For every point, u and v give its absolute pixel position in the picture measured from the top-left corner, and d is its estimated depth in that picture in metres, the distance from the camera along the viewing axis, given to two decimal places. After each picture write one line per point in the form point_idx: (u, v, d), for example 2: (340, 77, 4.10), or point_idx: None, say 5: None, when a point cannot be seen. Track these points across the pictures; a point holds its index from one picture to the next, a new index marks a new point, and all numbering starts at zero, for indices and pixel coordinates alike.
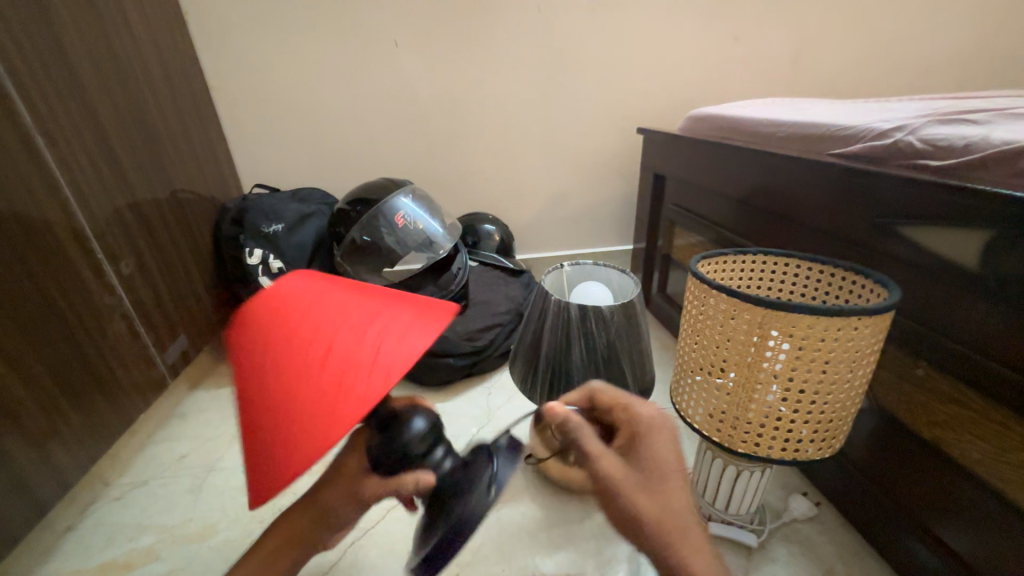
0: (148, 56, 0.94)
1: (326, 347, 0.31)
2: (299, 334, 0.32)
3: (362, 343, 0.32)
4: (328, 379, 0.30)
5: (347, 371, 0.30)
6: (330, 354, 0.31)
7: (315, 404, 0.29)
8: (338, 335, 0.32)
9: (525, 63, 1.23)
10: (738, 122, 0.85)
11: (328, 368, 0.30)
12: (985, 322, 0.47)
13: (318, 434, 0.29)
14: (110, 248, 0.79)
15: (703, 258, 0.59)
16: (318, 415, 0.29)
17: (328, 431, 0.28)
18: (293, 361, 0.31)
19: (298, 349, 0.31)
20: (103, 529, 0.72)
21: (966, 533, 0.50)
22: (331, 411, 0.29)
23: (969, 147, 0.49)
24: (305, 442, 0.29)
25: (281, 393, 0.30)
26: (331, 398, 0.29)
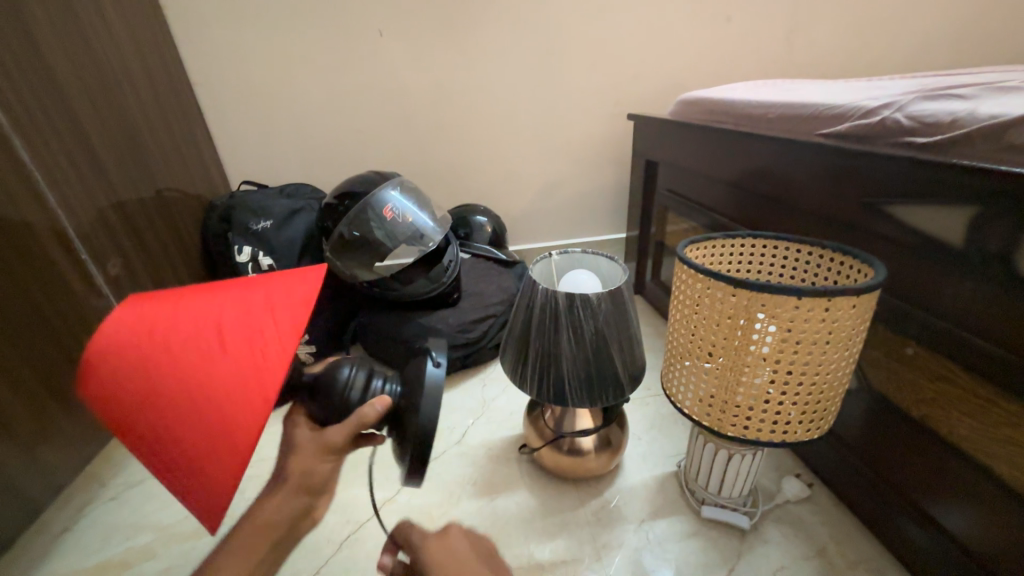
0: (127, 52, 0.92)
1: (192, 327, 0.28)
2: (146, 334, 0.28)
3: (238, 309, 0.30)
4: (217, 351, 0.28)
5: (234, 340, 0.28)
6: (202, 331, 0.28)
7: (215, 383, 0.27)
8: (204, 312, 0.29)
9: (513, 51, 1.21)
10: (727, 105, 0.84)
11: (208, 335, 0.28)
12: (972, 300, 0.46)
13: (244, 403, 0.27)
14: (95, 249, 0.78)
15: (690, 243, 0.58)
16: (231, 389, 0.27)
17: (256, 393, 0.27)
18: (155, 358, 0.27)
19: (157, 346, 0.27)
20: (100, 529, 0.72)
21: (956, 510, 0.51)
22: (245, 377, 0.27)
23: (955, 122, 0.48)
24: (231, 419, 0.27)
25: (163, 396, 0.27)
26: (236, 366, 0.28)
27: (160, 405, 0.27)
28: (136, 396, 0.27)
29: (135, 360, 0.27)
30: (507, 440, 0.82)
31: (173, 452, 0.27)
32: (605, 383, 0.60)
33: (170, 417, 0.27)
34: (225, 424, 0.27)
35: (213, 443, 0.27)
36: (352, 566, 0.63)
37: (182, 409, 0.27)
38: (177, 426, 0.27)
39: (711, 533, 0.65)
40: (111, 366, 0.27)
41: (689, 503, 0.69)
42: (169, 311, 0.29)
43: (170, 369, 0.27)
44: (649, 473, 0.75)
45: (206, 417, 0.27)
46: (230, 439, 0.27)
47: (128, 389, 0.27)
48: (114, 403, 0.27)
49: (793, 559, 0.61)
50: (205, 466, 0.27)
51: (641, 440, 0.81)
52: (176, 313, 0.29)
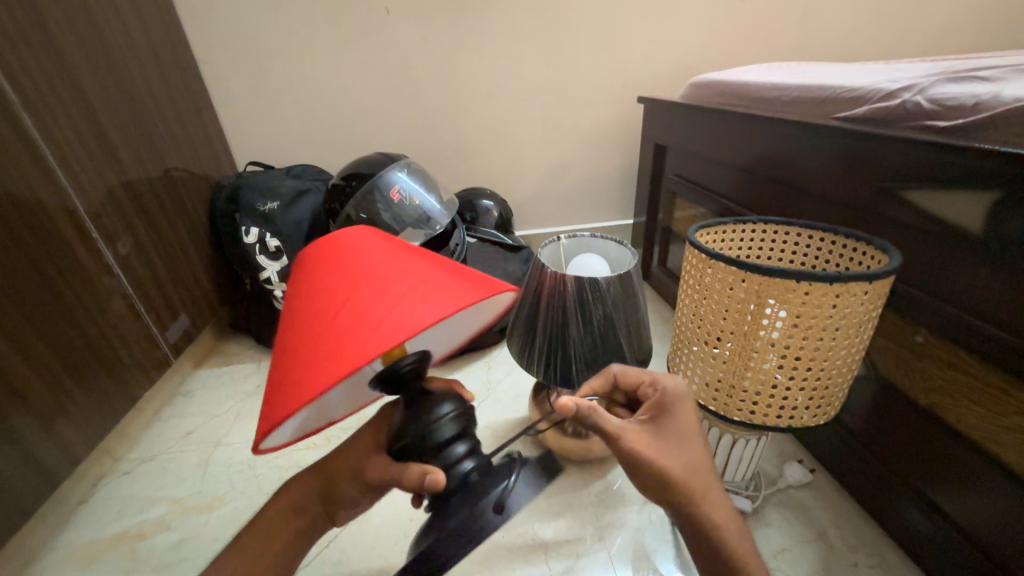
0: (133, 28, 0.91)
1: (371, 273, 0.31)
2: (347, 260, 0.32)
3: (401, 277, 0.31)
4: (361, 300, 0.30)
5: (378, 299, 0.30)
6: (374, 280, 0.31)
7: (342, 328, 0.29)
8: (386, 264, 0.32)
9: (522, 31, 1.18)
10: (741, 87, 0.82)
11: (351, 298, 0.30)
12: (987, 288, 0.46)
13: (344, 356, 0.27)
14: (105, 228, 0.78)
15: (701, 227, 0.58)
16: (342, 340, 0.28)
17: (350, 356, 0.27)
18: (336, 282, 0.31)
19: (343, 275, 0.31)
20: (116, 500, 0.74)
21: (959, 497, 0.51)
22: (357, 337, 0.28)
23: (978, 105, 0.47)
24: (324, 364, 0.27)
25: (303, 325, 0.30)
26: (359, 322, 0.28)
27: (310, 319, 0.30)
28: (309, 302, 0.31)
29: (330, 278, 0.32)
30: (512, 422, 0.83)
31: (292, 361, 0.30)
32: None
33: (306, 333, 0.30)
34: (318, 363, 0.28)
35: (305, 373, 0.28)
36: (360, 540, 0.64)
37: (316, 333, 0.29)
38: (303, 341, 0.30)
39: None
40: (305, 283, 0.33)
41: None
42: (373, 252, 0.33)
43: (320, 305, 0.31)
44: None
45: (317, 349, 0.28)
46: (311, 377, 0.27)
47: (309, 295, 0.32)
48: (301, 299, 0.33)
49: (794, 541, 0.62)
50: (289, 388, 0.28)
51: None
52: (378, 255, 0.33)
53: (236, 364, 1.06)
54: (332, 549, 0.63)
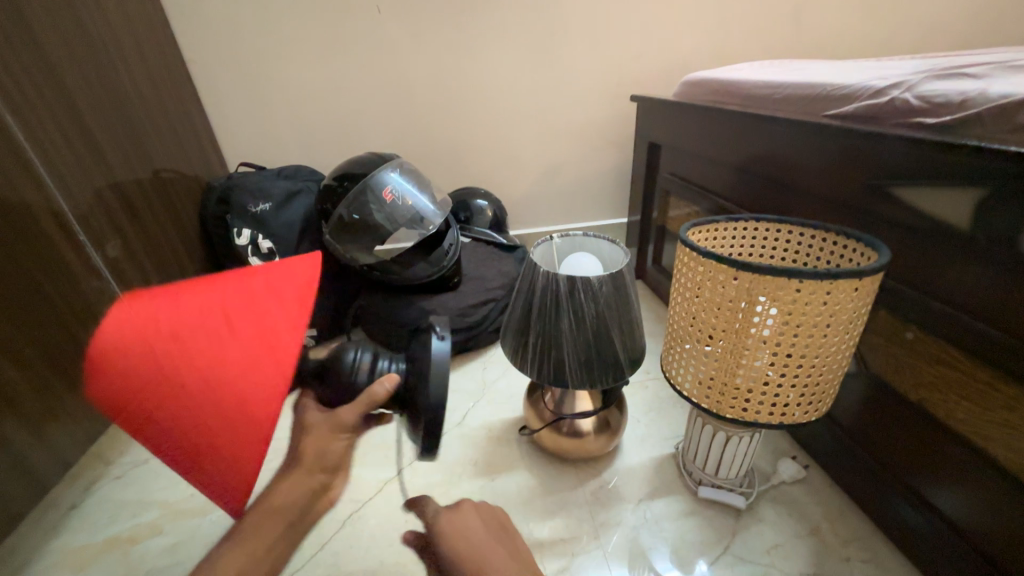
0: (119, 27, 0.90)
1: (200, 324, 0.27)
2: (143, 326, 0.26)
3: (244, 306, 0.28)
4: (227, 351, 0.27)
5: (247, 338, 0.28)
6: (204, 325, 0.27)
7: (225, 387, 0.27)
8: (201, 307, 0.28)
9: (514, 29, 1.18)
10: (734, 85, 0.82)
11: (215, 334, 0.27)
12: (976, 284, 0.46)
13: (261, 407, 0.28)
14: (94, 231, 0.77)
15: (693, 225, 0.58)
16: (245, 395, 0.28)
17: (282, 352, 0.29)
18: (155, 354, 0.25)
19: (153, 345, 0.25)
20: (108, 505, 0.73)
21: (950, 492, 0.52)
22: (259, 384, 0.28)
23: (966, 102, 0.47)
24: (244, 419, 0.28)
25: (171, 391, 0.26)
26: (252, 372, 0.28)
27: (165, 407, 0.26)
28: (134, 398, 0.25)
29: (140, 354, 0.25)
30: (507, 422, 0.83)
31: (179, 447, 0.28)
32: (605, 366, 0.60)
33: (174, 420, 0.26)
34: (237, 425, 0.28)
35: (227, 443, 0.28)
36: (355, 542, 0.64)
37: (191, 382, 0.26)
38: (182, 428, 0.27)
39: (707, 512, 0.66)
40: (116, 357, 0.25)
41: (686, 484, 0.70)
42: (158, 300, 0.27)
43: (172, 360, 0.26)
44: (648, 454, 0.76)
45: (212, 422, 0.27)
46: (252, 398, 0.28)
47: (125, 391, 0.25)
48: (111, 404, 0.26)
49: (788, 537, 0.62)
50: (217, 459, 0.29)
51: (639, 422, 0.82)
52: (162, 301, 0.27)
53: None
54: (327, 552, 0.63)
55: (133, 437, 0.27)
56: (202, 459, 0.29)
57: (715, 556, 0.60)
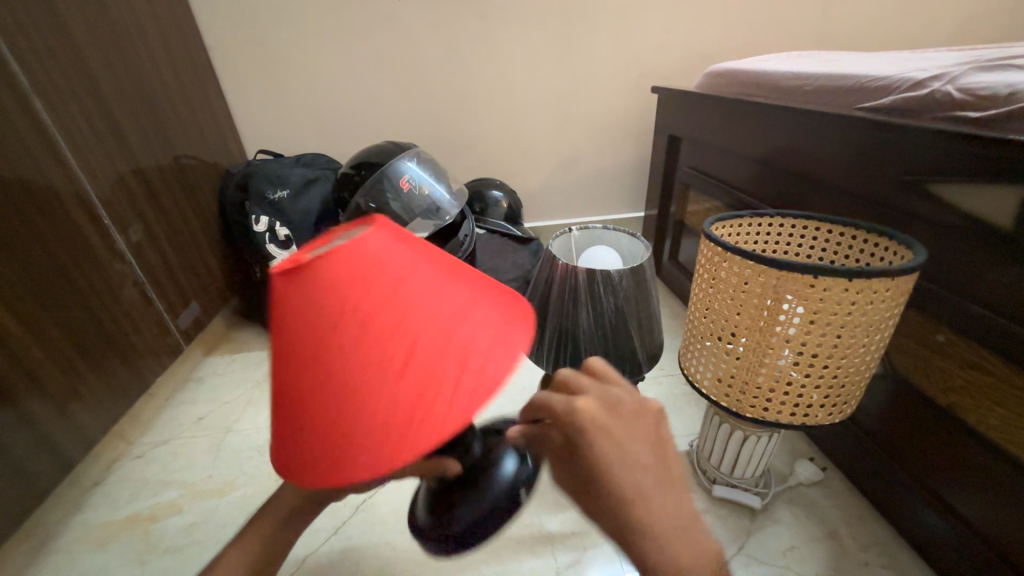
0: (142, 12, 0.90)
1: (422, 286, 0.26)
2: (383, 259, 0.26)
3: (464, 303, 0.27)
4: (438, 324, 0.24)
5: (459, 322, 0.25)
6: (425, 317, 0.24)
7: (403, 380, 0.22)
8: (424, 274, 0.27)
9: (534, 17, 1.16)
10: (761, 76, 0.80)
11: (423, 325, 0.24)
12: (1016, 287, 0.44)
13: (437, 395, 0.22)
14: (117, 215, 0.79)
15: (716, 221, 0.56)
16: (432, 374, 0.22)
17: (471, 390, 0.22)
18: (376, 286, 0.24)
19: (376, 294, 0.24)
20: (130, 483, 0.75)
21: (978, 500, 0.50)
22: (450, 371, 0.23)
23: (1012, 95, 0.45)
24: (412, 396, 0.22)
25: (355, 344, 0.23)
26: (450, 352, 0.23)
27: (345, 337, 0.23)
28: (327, 311, 0.23)
29: (358, 293, 0.24)
30: None
31: (319, 389, 0.22)
32: (622, 361, 0.59)
33: (341, 356, 0.22)
34: (399, 397, 0.22)
35: (373, 414, 0.21)
36: (368, 527, 0.65)
37: (383, 349, 0.23)
38: (339, 367, 0.22)
39: (721, 511, 0.65)
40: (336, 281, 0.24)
41: (701, 482, 0.69)
42: (399, 263, 0.26)
43: (376, 315, 0.23)
44: None
45: (380, 378, 0.22)
46: (414, 412, 0.21)
47: (318, 298, 0.23)
48: (295, 309, 0.24)
49: (804, 539, 0.61)
50: (343, 426, 0.22)
51: None
52: (396, 249, 0.27)
53: (247, 352, 1.07)
54: (342, 536, 0.64)
55: (288, 358, 0.24)
56: (318, 431, 0.22)
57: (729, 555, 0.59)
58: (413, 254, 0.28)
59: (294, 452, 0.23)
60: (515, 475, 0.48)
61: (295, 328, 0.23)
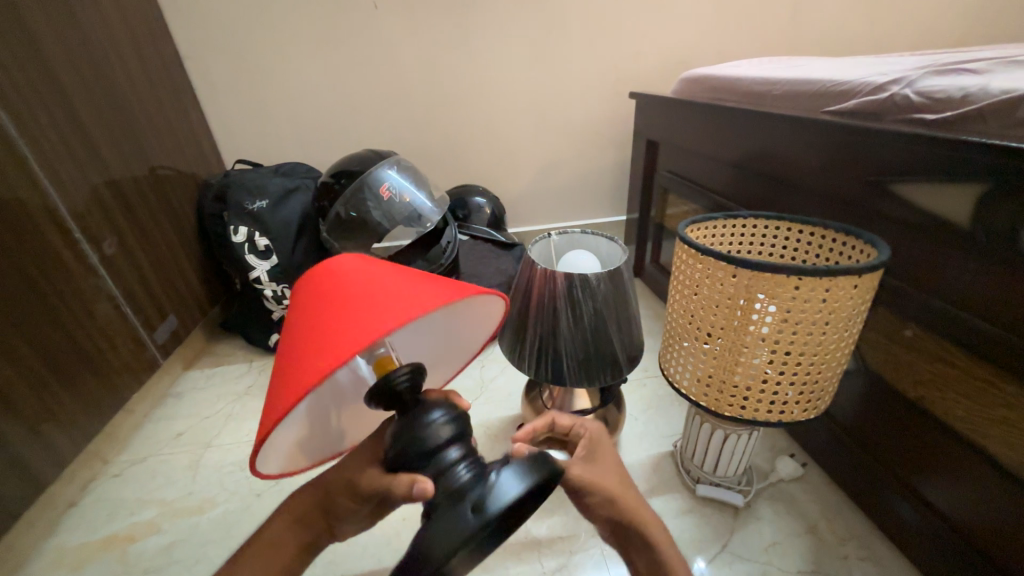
0: (115, 22, 0.89)
1: (356, 285, 0.31)
2: (339, 269, 0.33)
3: (388, 297, 0.30)
4: (348, 314, 0.29)
5: (365, 312, 0.29)
6: (360, 285, 0.31)
7: (331, 328, 0.28)
8: (371, 275, 0.32)
9: (512, 25, 1.17)
10: (732, 82, 0.82)
11: (360, 291, 0.31)
12: (975, 283, 0.46)
13: (313, 370, 0.26)
14: (90, 228, 0.77)
15: (692, 222, 0.57)
16: (320, 352, 0.27)
17: (374, 331, 0.27)
18: (320, 292, 0.32)
19: (332, 275, 0.32)
20: (105, 504, 0.73)
21: (949, 490, 0.51)
22: (333, 351, 0.27)
23: (967, 97, 0.47)
24: (303, 369, 0.27)
25: (313, 310, 0.31)
26: (342, 336, 0.28)
27: (293, 330, 0.31)
28: (294, 314, 0.32)
29: (323, 277, 0.33)
30: (504, 420, 0.83)
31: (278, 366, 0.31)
32: (603, 364, 0.60)
33: (287, 343, 0.31)
34: (297, 371, 0.28)
35: (282, 383, 0.28)
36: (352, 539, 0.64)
37: (325, 311, 0.30)
38: (285, 349, 0.31)
39: (705, 510, 0.66)
40: (312, 272, 0.34)
41: (685, 482, 0.70)
42: (363, 255, 0.35)
43: (330, 289, 0.31)
44: (646, 452, 0.75)
45: (295, 356, 0.29)
46: (330, 350, 0.27)
47: (294, 306, 0.33)
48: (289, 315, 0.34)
49: (786, 535, 0.62)
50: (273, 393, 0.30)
51: (638, 420, 0.82)
52: (361, 260, 0.34)
53: (227, 365, 1.05)
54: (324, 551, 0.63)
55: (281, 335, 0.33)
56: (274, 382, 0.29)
57: (714, 553, 0.60)
58: (377, 262, 0.34)
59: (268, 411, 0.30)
60: (493, 496, 0.31)
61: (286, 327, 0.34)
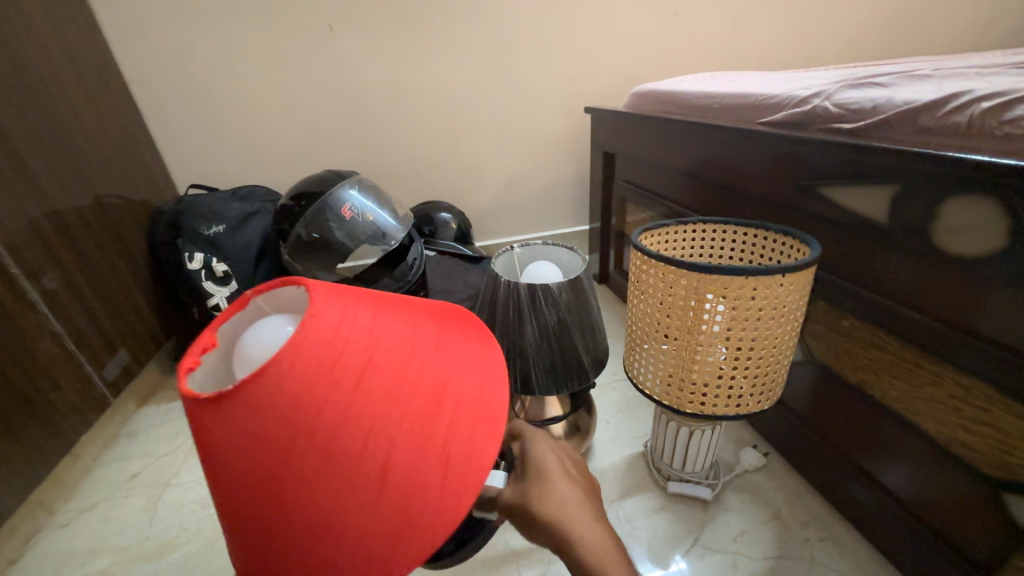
0: (53, 49, 0.86)
1: (385, 372, 0.26)
2: (337, 357, 0.25)
3: (435, 382, 0.27)
4: (412, 422, 0.25)
5: (432, 411, 0.25)
6: (416, 398, 0.25)
7: (417, 464, 0.24)
8: (390, 350, 0.27)
9: (469, 47, 1.21)
10: (677, 96, 0.87)
11: (424, 405, 0.25)
12: (898, 274, 0.50)
13: (422, 506, 0.23)
14: (28, 263, 0.72)
15: (645, 230, 0.60)
16: (413, 484, 0.24)
17: (477, 462, 0.25)
18: (335, 404, 0.24)
19: (356, 380, 0.25)
20: (52, 557, 0.68)
21: (894, 469, 0.55)
22: (432, 478, 0.24)
23: (876, 108, 0.53)
24: (398, 510, 0.23)
25: (351, 438, 0.23)
26: (428, 456, 0.24)
27: (312, 463, 0.23)
28: (285, 439, 0.23)
29: (335, 385, 0.24)
30: None
31: (292, 517, 0.23)
32: (570, 370, 0.61)
33: (312, 481, 0.23)
34: (387, 512, 0.23)
35: (360, 536, 0.23)
36: None
37: (386, 440, 0.24)
38: (311, 492, 0.23)
39: (677, 505, 0.68)
40: (306, 379, 0.24)
41: (657, 480, 0.72)
42: (362, 337, 0.27)
43: (369, 406, 0.24)
44: (619, 454, 0.77)
45: (358, 500, 0.23)
46: (437, 496, 0.24)
47: (275, 426, 0.23)
48: (248, 440, 0.23)
49: (752, 524, 0.64)
50: (323, 555, 0.23)
51: (609, 424, 0.84)
52: (352, 334, 0.26)
53: None
54: None
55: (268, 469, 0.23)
56: (330, 534, 0.23)
57: (687, 547, 0.62)
58: (377, 331, 0.28)
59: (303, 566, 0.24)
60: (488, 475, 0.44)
61: (252, 459, 0.23)
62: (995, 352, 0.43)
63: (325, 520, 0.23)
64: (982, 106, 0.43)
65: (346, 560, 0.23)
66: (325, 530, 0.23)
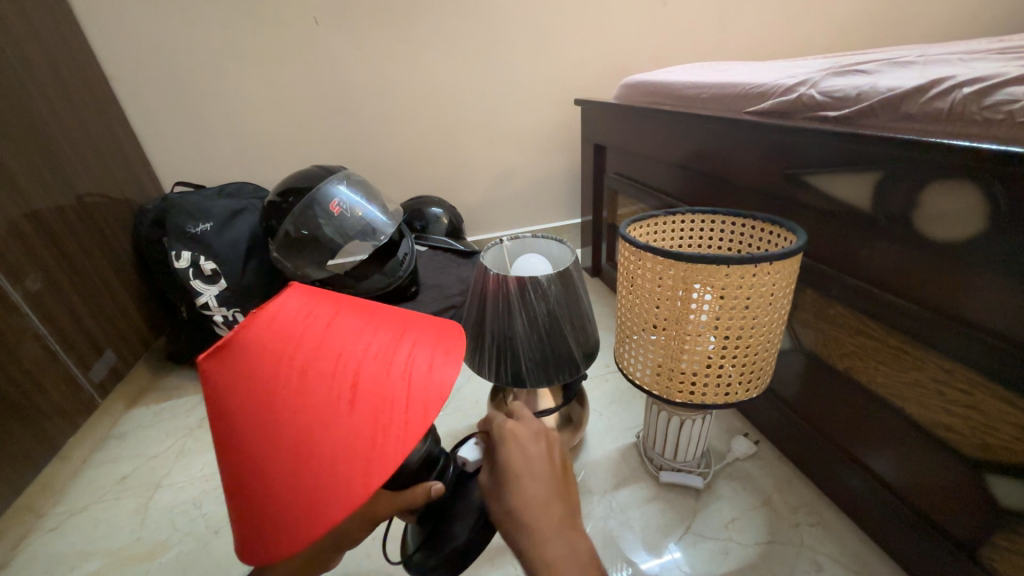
0: (28, 44, 0.84)
1: (348, 324, 0.28)
2: (307, 312, 0.27)
3: (392, 333, 0.29)
4: (376, 354, 0.26)
5: (392, 349, 0.27)
6: (377, 339, 0.27)
7: (384, 384, 0.25)
8: (352, 313, 0.29)
9: (456, 39, 1.19)
10: (665, 86, 0.87)
11: (385, 343, 0.27)
12: (884, 261, 0.50)
13: (393, 415, 0.24)
14: (8, 266, 0.71)
15: (633, 222, 0.60)
16: (382, 397, 0.24)
17: (439, 379, 0.26)
18: (306, 340, 0.25)
19: (321, 327, 0.26)
20: (40, 561, 0.67)
21: (882, 454, 0.56)
22: (398, 392, 0.25)
23: (860, 96, 0.53)
24: (370, 423, 0.23)
25: (322, 368, 0.24)
26: (393, 376, 0.25)
27: (283, 397, 0.23)
28: (257, 377, 0.23)
29: (303, 328, 0.26)
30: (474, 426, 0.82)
31: (272, 458, 0.23)
32: (560, 363, 0.61)
33: (288, 411, 0.23)
34: (360, 430, 0.23)
35: (337, 452, 0.22)
36: None
37: (352, 366, 0.25)
38: (287, 423, 0.23)
39: (669, 495, 0.68)
40: (277, 324, 0.25)
41: (649, 471, 0.72)
42: (324, 304, 0.29)
43: (336, 343, 0.26)
44: (612, 445, 0.78)
45: (333, 419, 0.23)
46: (407, 403, 0.24)
47: (250, 367, 0.24)
48: (228, 392, 0.24)
49: (743, 510, 0.65)
50: (305, 486, 0.22)
51: (601, 416, 0.84)
52: (316, 300, 0.28)
53: (177, 399, 0.99)
54: None
55: (245, 410, 0.23)
56: (308, 461, 0.22)
57: (679, 535, 0.62)
58: (338, 301, 0.30)
59: (285, 511, 0.22)
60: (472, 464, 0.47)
61: (232, 409, 0.23)
62: (975, 336, 0.43)
63: (302, 446, 0.22)
64: (964, 92, 0.43)
65: (328, 481, 0.22)
66: (303, 458, 0.22)
